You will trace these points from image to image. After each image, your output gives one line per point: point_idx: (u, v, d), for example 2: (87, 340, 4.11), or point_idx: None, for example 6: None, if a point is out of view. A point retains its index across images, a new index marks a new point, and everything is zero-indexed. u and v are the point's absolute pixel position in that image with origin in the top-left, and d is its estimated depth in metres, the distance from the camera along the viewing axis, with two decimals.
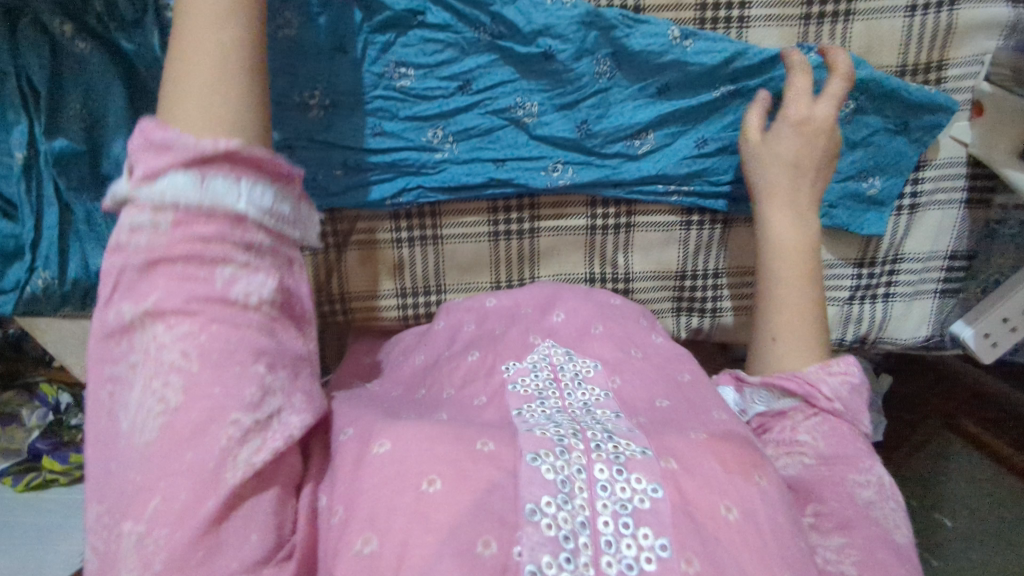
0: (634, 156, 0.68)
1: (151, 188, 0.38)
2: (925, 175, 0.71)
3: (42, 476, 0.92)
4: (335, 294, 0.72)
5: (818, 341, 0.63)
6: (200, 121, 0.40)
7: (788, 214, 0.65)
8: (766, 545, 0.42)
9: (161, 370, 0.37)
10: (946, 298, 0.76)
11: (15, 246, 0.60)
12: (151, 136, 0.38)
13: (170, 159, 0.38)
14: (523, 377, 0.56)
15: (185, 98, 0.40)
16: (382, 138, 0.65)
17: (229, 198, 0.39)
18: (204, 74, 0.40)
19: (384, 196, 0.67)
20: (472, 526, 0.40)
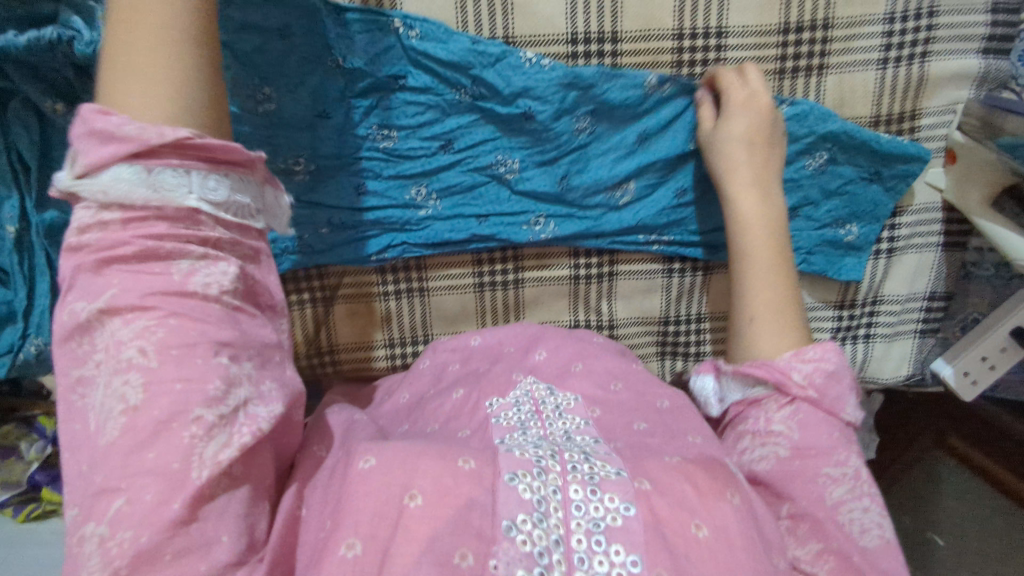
0: (614, 207, 0.69)
1: (95, 180, 0.36)
2: (902, 221, 0.73)
3: (39, 508, 0.83)
4: (325, 347, 0.73)
5: (797, 323, 0.62)
6: (142, 104, 0.37)
7: (750, 190, 0.63)
8: (734, 559, 0.44)
9: (121, 368, 0.35)
10: (926, 337, 0.78)
11: (7, 311, 0.61)
12: (93, 124, 0.36)
13: (116, 150, 0.36)
14: (505, 411, 0.57)
15: (124, 81, 0.37)
16: (368, 198, 0.66)
17: (179, 192, 0.36)
18: (142, 49, 0.37)
19: (370, 251, 0.68)
20: (454, 538, 0.41)
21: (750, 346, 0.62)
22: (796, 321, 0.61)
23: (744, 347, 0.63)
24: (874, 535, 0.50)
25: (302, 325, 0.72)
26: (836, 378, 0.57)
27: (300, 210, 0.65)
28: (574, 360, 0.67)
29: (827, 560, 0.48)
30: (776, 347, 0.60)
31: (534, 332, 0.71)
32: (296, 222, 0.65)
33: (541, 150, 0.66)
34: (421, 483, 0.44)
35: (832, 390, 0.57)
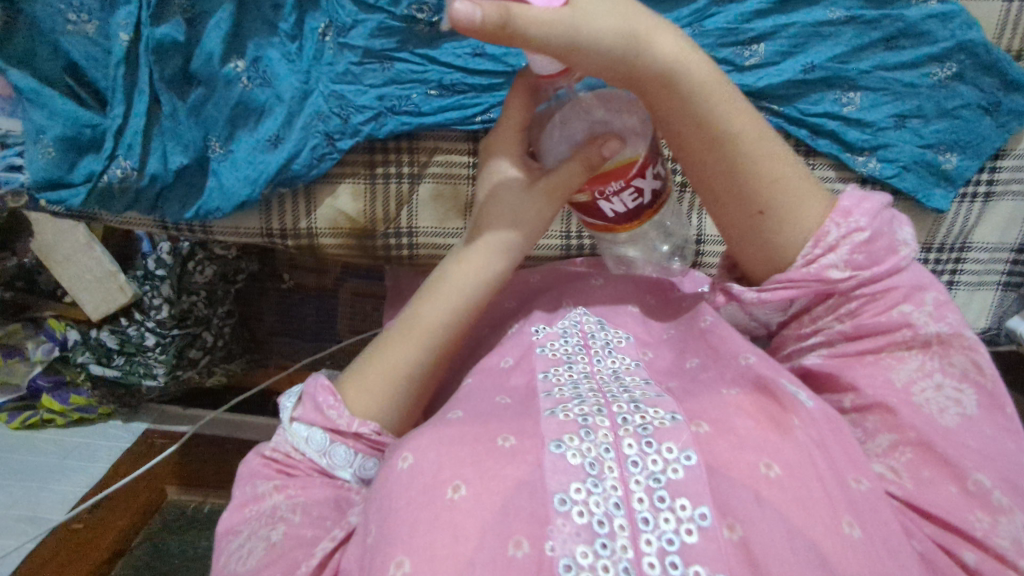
0: (739, 68, 0.65)
1: (295, 436, 0.54)
2: (1003, 164, 0.71)
3: (39, 415, 0.94)
4: (403, 227, 0.70)
5: (807, 183, 0.50)
6: (368, 401, 0.54)
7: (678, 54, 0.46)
8: (810, 493, 0.43)
9: (270, 522, 0.49)
10: (1008, 291, 0.77)
11: (92, 135, 0.60)
12: (319, 398, 0.54)
13: (317, 422, 0.53)
14: (552, 341, 0.56)
15: (357, 387, 0.54)
16: (482, 60, 0.63)
17: (342, 465, 0.53)
18: (377, 372, 0.54)
19: (472, 113, 0.64)
20: (503, 528, 0.42)
21: (778, 245, 0.50)
22: (806, 178, 0.50)
23: (771, 248, 0.50)
24: (955, 413, 0.46)
25: (382, 201, 0.69)
26: (878, 234, 0.48)
27: (413, 68, 0.63)
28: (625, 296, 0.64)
29: (903, 451, 0.46)
30: (813, 229, 0.49)
31: (575, 275, 0.67)
32: (403, 80, 0.63)
33: (677, 14, 0.65)
34: (464, 472, 0.44)
35: (880, 252, 0.48)
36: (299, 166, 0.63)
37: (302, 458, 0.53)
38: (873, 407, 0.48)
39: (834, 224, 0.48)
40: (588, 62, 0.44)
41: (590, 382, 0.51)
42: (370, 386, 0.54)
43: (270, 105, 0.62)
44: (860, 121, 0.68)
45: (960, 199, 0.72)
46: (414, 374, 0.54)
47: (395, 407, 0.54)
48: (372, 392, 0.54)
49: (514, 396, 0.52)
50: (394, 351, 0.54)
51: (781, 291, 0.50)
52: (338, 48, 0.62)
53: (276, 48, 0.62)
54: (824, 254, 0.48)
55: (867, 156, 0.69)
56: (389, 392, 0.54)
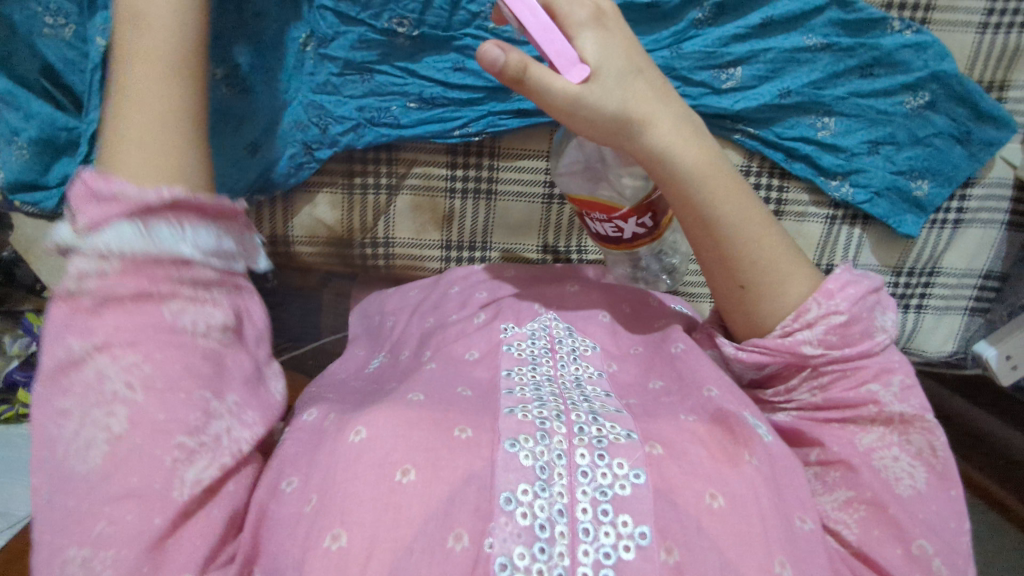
0: (716, 90, 0.67)
1: (93, 239, 0.38)
2: (972, 192, 0.73)
3: (14, 409, 0.83)
4: (380, 238, 0.71)
5: (798, 265, 0.51)
6: (140, 164, 0.40)
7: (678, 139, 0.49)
8: (751, 528, 0.43)
9: (106, 399, 0.37)
10: (974, 316, 0.79)
11: (67, 138, 0.60)
12: (94, 187, 0.38)
13: (113, 209, 0.38)
14: (519, 341, 0.56)
15: (126, 150, 0.41)
16: (463, 75, 0.64)
17: (173, 244, 0.39)
18: (146, 118, 0.42)
19: (451, 126, 0.65)
20: (445, 519, 0.42)
21: (761, 317, 0.51)
22: (797, 257, 0.51)
23: (754, 318, 0.52)
24: (906, 485, 0.46)
25: (360, 211, 0.69)
26: (856, 318, 0.49)
27: (394, 79, 0.64)
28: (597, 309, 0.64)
29: (857, 509, 0.46)
30: (795, 307, 0.50)
31: (550, 278, 0.68)
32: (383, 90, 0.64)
33: (657, 36, 0.65)
34: (418, 458, 0.44)
35: (853, 334, 0.49)
36: (276, 175, 0.64)
37: (117, 266, 0.38)
38: (836, 463, 0.48)
39: (816, 303, 0.49)
40: (590, 129, 0.48)
41: (552, 386, 0.52)
42: (144, 137, 0.41)
43: (246, 114, 0.61)
44: (834, 147, 0.69)
45: (931, 224, 0.74)
46: (192, 116, 0.44)
47: (193, 173, 0.42)
48: (143, 151, 0.41)
49: (476, 389, 0.52)
50: (154, 92, 0.43)
51: (756, 355, 0.51)
52: (319, 58, 0.63)
53: (255, 51, 0.60)
54: (800, 329, 0.49)
55: (840, 181, 0.70)
56: (174, 150, 0.42)
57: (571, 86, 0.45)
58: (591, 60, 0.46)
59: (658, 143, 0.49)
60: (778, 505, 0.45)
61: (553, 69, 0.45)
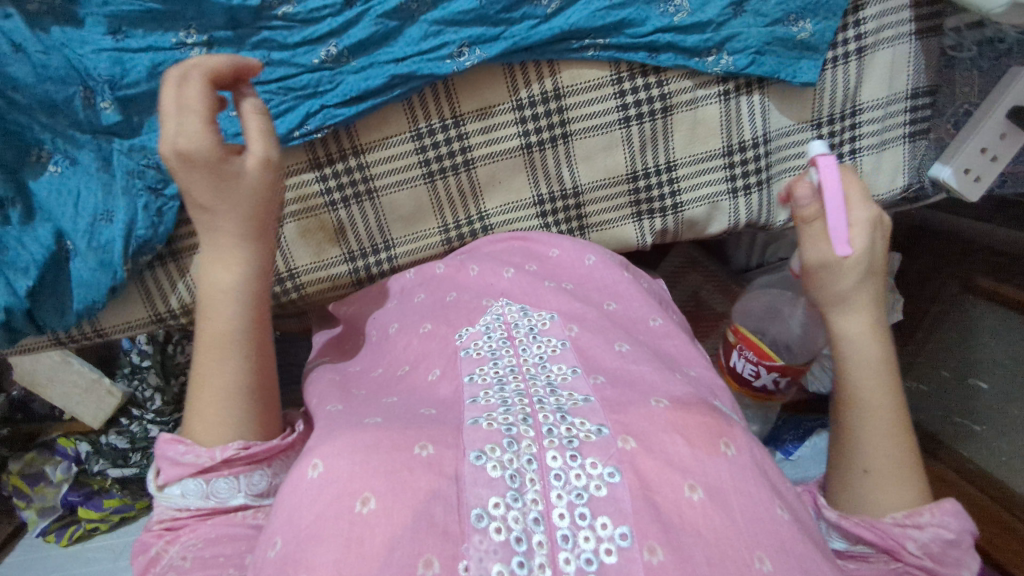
0: (543, 17, 0.62)
1: (169, 495, 0.51)
2: (867, 14, 0.67)
3: (82, 527, 1.08)
4: (283, 272, 0.70)
5: (920, 487, 0.51)
6: (218, 430, 0.52)
7: (875, 329, 0.54)
8: (732, 523, 0.44)
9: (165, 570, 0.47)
10: (917, 140, 0.72)
11: None
12: (168, 453, 0.51)
13: (184, 471, 0.50)
14: (476, 340, 0.58)
15: (206, 418, 0.52)
16: (273, 68, 0.61)
17: (229, 495, 0.51)
18: (217, 387, 0.52)
19: (288, 128, 0.62)
20: (414, 546, 0.42)
21: (865, 500, 0.52)
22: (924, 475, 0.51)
23: (860, 501, 0.52)
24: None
25: None
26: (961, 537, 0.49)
27: None
28: (540, 284, 0.64)
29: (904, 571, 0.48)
30: (902, 509, 0.50)
31: (483, 283, 0.65)
32: None
33: None
34: (376, 485, 0.45)
35: (951, 554, 0.48)
36: (142, 230, 0.62)
37: (190, 510, 0.51)
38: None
39: (929, 511, 0.49)
40: (814, 282, 0.56)
41: (516, 379, 0.53)
42: (223, 402, 0.52)
43: (111, 206, 0.61)
44: (696, 24, 0.64)
45: (832, 62, 0.68)
46: (253, 380, 0.53)
47: (245, 418, 0.52)
48: (214, 417, 0.52)
49: (440, 407, 0.53)
50: (218, 357, 0.53)
51: (849, 526, 0.51)
52: (118, 101, 0.59)
53: (89, 148, 0.61)
54: (908, 526, 0.49)
55: (716, 55, 0.66)
56: (230, 415, 0.52)
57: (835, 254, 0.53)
58: (862, 247, 0.53)
59: (848, 324, 0.54)
60: (759, 498, 0.46)
61: (825, 235, 0.54)
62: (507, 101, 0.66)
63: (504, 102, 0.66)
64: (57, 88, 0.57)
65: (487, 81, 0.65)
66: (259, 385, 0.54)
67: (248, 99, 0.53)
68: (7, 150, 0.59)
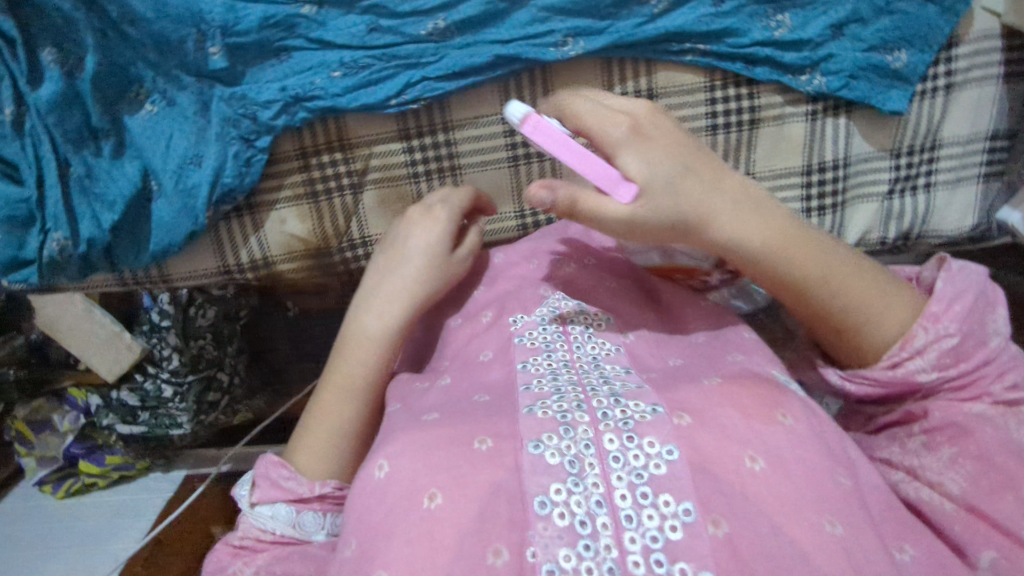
0: (649, 17, 0.64)
1: (261, 516, 0.56)
2: (959, 53, 0.68)
3: (81, 481, 1.07)
4: (357, 238, 0.70)
5: (897, 293, 0.53)
6: (316, 461, 0.57)
7: (743, 217, 0.51)
8: (794, 490, 0.45)
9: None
10: (991, 181, 0.73)
11: (27, 211, 0.59)
12: (272, 474, 0.57)
13: (281, 496, 0.56)
14: (530, 330, 0.56)
15: (314, 447, 0.58)
16: (378, 35, 0.62)
17: (312, 530, 0.56)
18: (336, 428, 0.58)
19: (386, 95, 0.62)
20: (481, 537, 0.43)
21: (866, 351, 0.53)
22: (896, 284, 0.53)
23: (865, 349, 0.53)
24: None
25: (330, 217, 0.68)
26: (966, 334, 0.51)
27: (311, 55, 0.61)
28: (602, 280, 0.63)
29: (962, 466, 0.50)
30: (903, 325, 0.52)
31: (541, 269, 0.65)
32: (304, 67, 0.61)
33: None
34: (440, 480, 0.46)
35: (967, 349, 0.51)
36: (229, 178, 0.62)
37: (271, 534, 0.56)
38: (942, 427, 0.52)
39: (921, 328, 0.51)
40: (665, 232, 0.50)
41: (569, 372, 0.52)
42: (334, 439, 0.58)
43: (201, 151, 0.61)
44: (795, 42, 0.65)
45: (919, 95, 0.69)
46: (357, 432, 0.58)
47: (342, 463, 0.58)
48: (321, 444, 0.57)
49: (493, 393, 0.53)
50: (346, 399, 0.58)
51: (865, 387, 0.54)
52: (227, 48, 0.59)
53: (191, 89, 0.60)
54: (909, 358, 0.52)
55: (810, 74, 0.67)
56: (330, 451, 0.57)
57: (621, 205, 0.48)
58: (637, 171, 0.48)
59: (721, 232, 0.51)
60: (821, 466, 0.46)
61: (604, 194, 0.48)
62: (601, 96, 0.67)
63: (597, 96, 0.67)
64: (173, 27, 0.58)
65: (583, 73, 0.65)
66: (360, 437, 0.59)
67: (473, 224, 0.65)
68: (110, 82, 0.59)
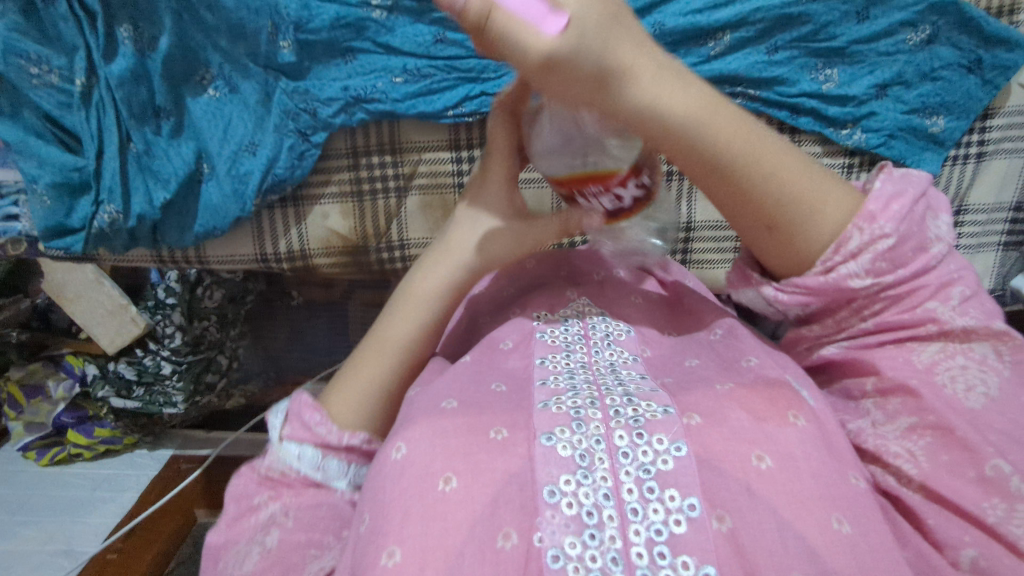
0: (704, 57, 0.67)
1: (285, 455, 0.51)
2: (992, 123, 0.70)
3: (66, 451, 1.02)
4: (395, 241, 0.71)
5: (833, 191, 0.44)
6: (350, 414, 0.52)
7: (663, 71, 0.40)
8: (805, 487, 0.42)
9: (263, 530, 0.48)
10: (1010, 251, 0.76)
11: (80, 178, 0.60)
12: (304, 417, 0.52)
13: (308, 438, 0.51)
14: (552, 328, 0.56)
15: (346, 399, 0.53)
16: (444, 46, 0.63)
17: (337, 477, 0.51)
18: (374, 379, 0.54)
19: (444, 106, 0.64)
20: (491, 520, 0.42)
21: (804, 251, 0.44)
22: (826, 174, 0.44)
23: (792, 254, 0.45)
24: (980, 394, 0.42)
25: (372, 217, 0.70)
26: (907, 236, 0.43)
27: (376, 59, 0.63)
28: (630, 293, 0.63)
29: (921, 435, 0.43)
30: (839, 226, 0.43)
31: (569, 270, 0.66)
32: (368, 70, 0.63)
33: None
34: (455, 462, 0.44)
35: (907, 253, 0.43)
36: (281, 169, 0.63)
37: (294, 477, 0.51)
38: (896, 389, 0.45)
39: (857, 230, 0.43)
40: (565, 94, 0.40)
41: (585, 372, 0.50)
42: (369, 391, 0.53)
43: (257, 140, 0.62)
44: (840, 97, 0.68)
45: (951, 160, 0.71)
46: (395, 388, 0.54)
47: (378, 421, 0.54)
48: (355, 395, 0.53)
49: (510, 383, 0.51)
50: (386, 352, 0.54)
51: (798, 296, 0.46)
52: (298, 44, 0.61)
53: (255, 79, 0.62)
54: (843, 262, 0.43)
55: (851, 129, 0.69)
56: (368, 406, 0.53)
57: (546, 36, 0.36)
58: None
59: (642, 90, 0.40)
60: (831, 466, 0.43)
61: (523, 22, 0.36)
62: None
63: None
64: (250, 18, 0.59)
65: None
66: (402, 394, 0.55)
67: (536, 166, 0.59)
68: (178, 63, 0.60)
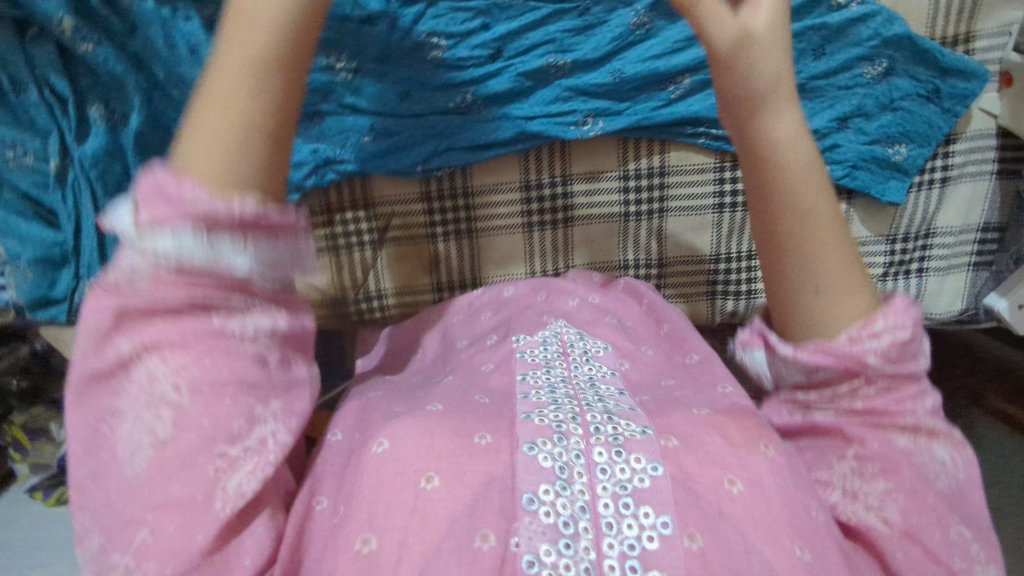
0: (666, 101, 0.67)
1: (155, 239, 0.36)
2: (955, 148, 0.71)
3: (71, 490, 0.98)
4: (373, 291, 0.73)
5: (869, 295, 0.46)
6: (214, 168, 0.38)
7: (793, 123, 0.46)
8: (772, 513, 0.43)
9: (153, 403, 0.37)
10: (979, 271, 0.77)
11: (60, 253, 0.62)
12: (163, 188, 0.36)
13: (183, 217, 0.36)
14: (532, 348, 0.57)
15: (201, 157, 0.38)
16: (411, 104, 0.64)
17: (230, 256, 0.37)
18: (233, 119, 0.39)
19: (413, 162, 0.66)
20: (471, 520, 0.41)
21: (818, 325, 0.46)
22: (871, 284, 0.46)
23: (811, 322, 0.46)
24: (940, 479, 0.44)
25: (349, 270, 0.72)
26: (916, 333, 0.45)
27: (342, 121, 0.64)
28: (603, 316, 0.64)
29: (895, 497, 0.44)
30: (862, 323, 0.45)
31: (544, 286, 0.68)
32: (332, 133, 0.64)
33: (595, 43, 0.65)
34: (439, 463, 0.43)
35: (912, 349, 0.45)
36: None
37: (173, 276, 0.36)
38: (875, 456, 0.45)
39: (883, 315, 0.44)
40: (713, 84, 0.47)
41: (567, 386, 0.51)
42: (234, 135, 0.39)
43: None
44: None
45: (916, 187, 0.73)
46: (272, 118, 0.40)
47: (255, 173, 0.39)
48: (216, 149, 0.38)
49: (493, 396, 0.52)
50: (245, 108, 0.40)
51: (816, 355, 0.45)
52: None
53: None
54: (868, 337, 0.44)
55: None
56: (238, 149, 0.39)
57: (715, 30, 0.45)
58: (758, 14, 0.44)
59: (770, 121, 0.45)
60: (798, 496, 0.44)
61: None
62: (616, 170, 0.70)
63: (612, 171, 0.70)
64: None
65: (600, 150, 0.69)
66: (276, 138, 0.40)
67: None
68: (151, 137, 0.61)
